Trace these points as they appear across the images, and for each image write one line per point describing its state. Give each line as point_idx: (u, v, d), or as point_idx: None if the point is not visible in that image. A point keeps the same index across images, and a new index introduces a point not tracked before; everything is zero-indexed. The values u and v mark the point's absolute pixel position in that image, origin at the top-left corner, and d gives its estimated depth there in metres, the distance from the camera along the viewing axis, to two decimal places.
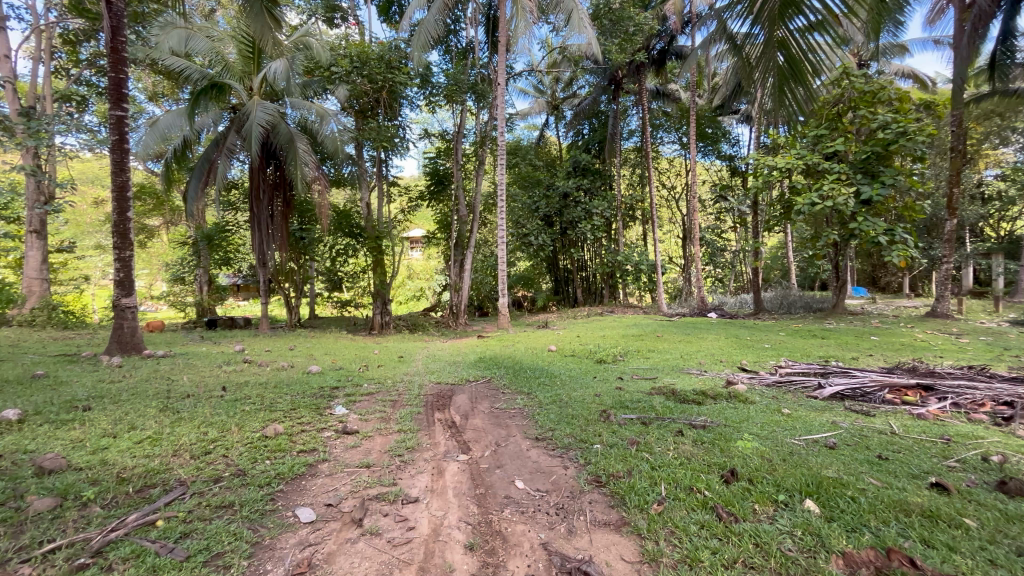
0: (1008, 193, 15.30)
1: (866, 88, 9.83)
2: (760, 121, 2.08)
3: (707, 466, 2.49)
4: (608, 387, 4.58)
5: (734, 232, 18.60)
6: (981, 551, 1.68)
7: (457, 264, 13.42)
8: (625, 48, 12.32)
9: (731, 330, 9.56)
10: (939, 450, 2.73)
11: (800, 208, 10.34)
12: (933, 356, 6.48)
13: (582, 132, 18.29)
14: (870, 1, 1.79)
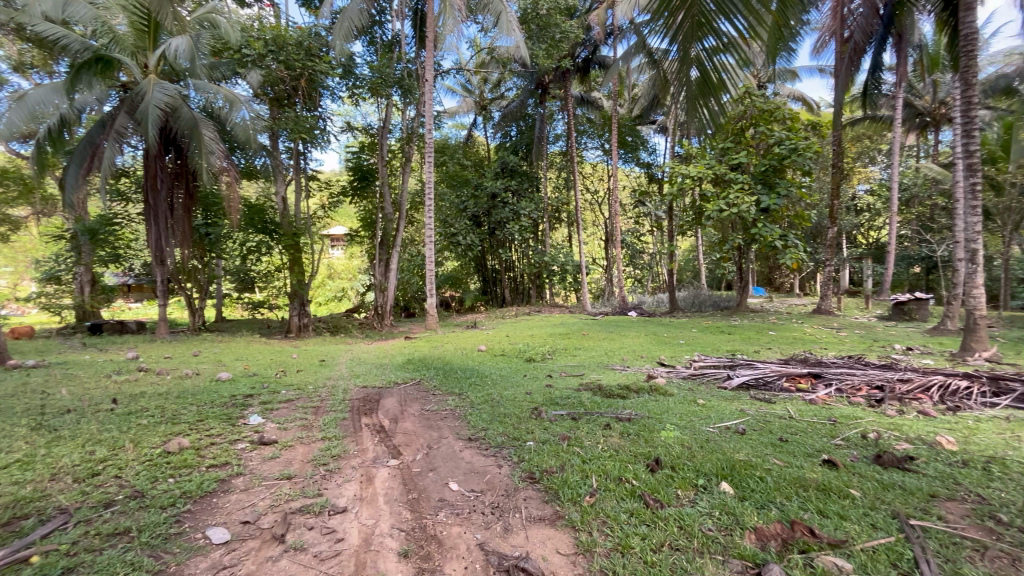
0: (876, 206, 17.67)
1: (765, 107, 10.86)
2: (675, 132, 2.21)
3: (634, 457, 2.61)
4: (538, 385, 4.65)
5: (651, 235, 19.79)
6: (866, 517, 1.92)
7: (382, 263, 12.99)
8: (552, 53, 12.61)
9: (649, 327, 10.17)
10: (828, 431, 3.09)
11: (710, 214, 11.22)
12: (819, 347, 7.32)
13: (509, 135, 18.25)
14: (768, 30, 1.98)
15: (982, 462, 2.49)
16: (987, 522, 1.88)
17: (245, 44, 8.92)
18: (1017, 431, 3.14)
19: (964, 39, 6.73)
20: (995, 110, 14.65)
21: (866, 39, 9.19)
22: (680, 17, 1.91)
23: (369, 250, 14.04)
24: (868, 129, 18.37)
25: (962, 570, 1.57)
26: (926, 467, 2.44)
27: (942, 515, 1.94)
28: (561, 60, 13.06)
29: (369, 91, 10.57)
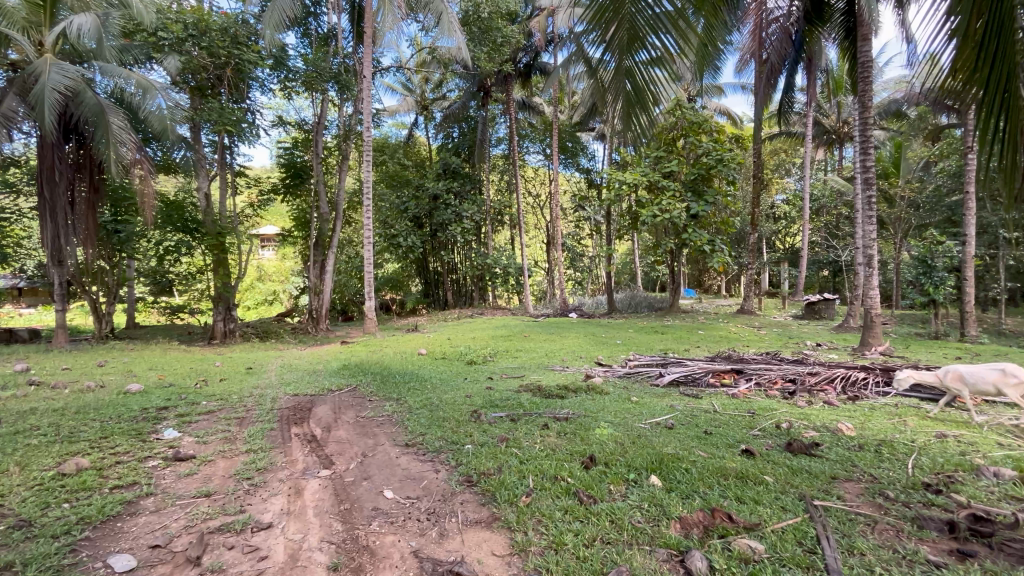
0: (790, 214, 19.28)
1: (694, 119, 11.56)
2: (612, 140, 2.30)
3: (570, 455, 2.67)
4: (478, 388, 4.64)
5: (591, 239, 20.38)
6: (777, 501, 2.08)
7: (317, 265, 12.43)
8: (493, 57, 12.62)
9: (589, 328, 10.46)
10: (748, 422, 3.32)
11: (645, 219, 11.72)
12: (742, 345, 7.86)
13: (452, 136, 18.10)
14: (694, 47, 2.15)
15: (874, 445, 2.78)
16: (878, 499, 2.10)
17: (161, 26, 8.23)
18: (903, 417, 3.54)
19: (861, 66, 7.50)
20: (887, 131, 16.45)
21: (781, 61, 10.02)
22: (614, 29, 2.03)
23: (303, 251, 13.37)
24: (784, 143, 20.03)
25: (857, 543, 1.74)
26: (828, 452, 2.69)
27: (841, 494, 2.15)
28: (504, 64, 13.16)
29: (304, 85, 10.08)
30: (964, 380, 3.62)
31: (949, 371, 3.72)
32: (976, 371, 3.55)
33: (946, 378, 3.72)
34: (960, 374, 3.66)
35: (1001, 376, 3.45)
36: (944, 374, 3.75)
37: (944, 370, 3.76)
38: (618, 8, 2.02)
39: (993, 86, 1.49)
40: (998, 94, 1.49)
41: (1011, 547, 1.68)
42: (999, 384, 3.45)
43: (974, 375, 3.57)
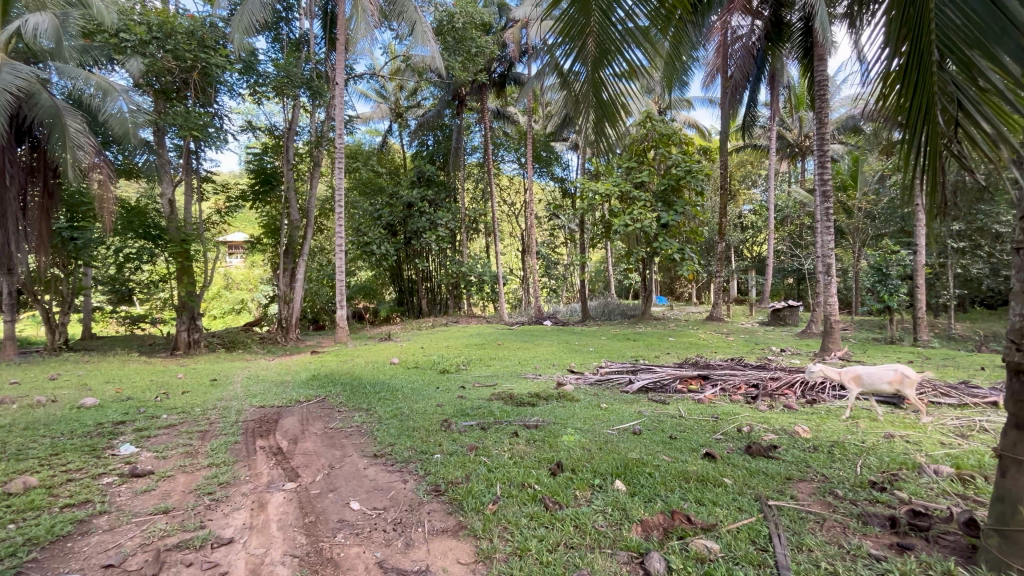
0: (757, 224, 19.96)
1: (664, 132, 11.90)
2: (584, 150, 2.38)
3: (538, 462, 2.71)
4: (450, 397, 4.63)
5: (565, 247, 20.61)
6: (734, 501, 2.16)
7: (287, 273, 12.18)
8: (468, 66, 12.69)
9: (562, 336, 10.55)
10: (711, 427, 3.42)
11: (617, 228, 11.94)
12: (710, 352, 8.07)
13: (426, 143, 18.06)
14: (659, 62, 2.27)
15: (827, 446, 2.91)
16: (828, 498, 2.22)
17: (124, 27, 7.99)
18: (856, 419, 3.71)
19: (818, 85, 7.89)
20: (845, 145, 17.25)
21: (744, 78, 10.43)
22: (585, 42, 2.10)
23: (273, 259, 13.07)
24: (750, 156, 20.76)
25: (805, 540, 1.84)
26: (785, 453, 2.80)
27: (794, 494, 2.26)
28: (478, 73, 13.26)
29: (274, 90, 9.90)
30: (862, 380, 3.88)
31: (849, 371, 3.93)
32: (873, 372, 3.79)
33: (846, 378, 3.94)
34: (859, 375, 3.90)
35: (896, 376, 3.74)
36: (844, 375, 3.99)
37: (845, 370, 3.96)
38: (588, 20, 2.08)
39: (914, 115, 1.38)
40: (919, 126, 1.37)
41: (944, 539, 1.85)
42: (893, 384, 3.72)
43: (871, 375, 3.82)
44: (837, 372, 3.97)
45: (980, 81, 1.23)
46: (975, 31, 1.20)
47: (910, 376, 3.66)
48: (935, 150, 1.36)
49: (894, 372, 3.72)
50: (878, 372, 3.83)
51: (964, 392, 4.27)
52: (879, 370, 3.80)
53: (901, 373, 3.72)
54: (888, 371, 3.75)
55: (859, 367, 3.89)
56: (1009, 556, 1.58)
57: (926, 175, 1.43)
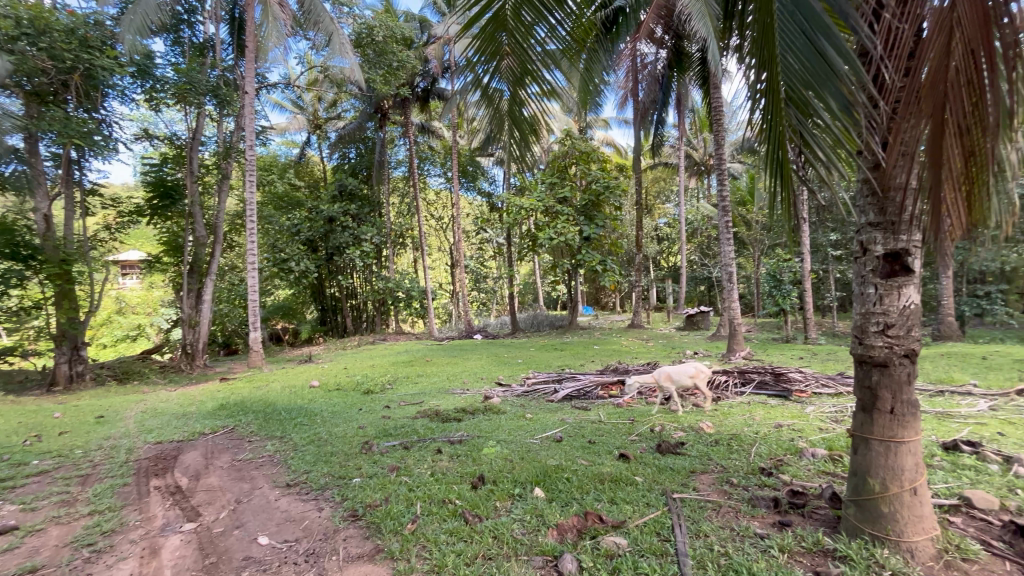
0: (670, 236, 21.45)
1: (583, 149, 12.52)
2: (509, 165, 2.48)
3: (460, 477, 2.72)
4: (373, 418, 4.48)
5: (494, 261, 20.79)
6: (643, 498, 2.33)
7: (193, 294, 11.21)
8: (389, 80, 12.51)
9: (492, 349, 10.56)
10: (627, 429, 3.63)
11: (542, 242, 12.27)
12: (631, 358, 8.51)
13: (348, 156, 17.50)
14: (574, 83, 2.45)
15: (726, 439, 3.20)
16: (725, 486, 2.46)
17: None
18: (752, 412, 4.10)
19: (715, 111, 8.69)
20: (742, 165, 19.08)
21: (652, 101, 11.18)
22: (507, 62, 2.20)
23: (175, 278, 11.90)
24: (663, 173, 22.31)
25: (703, 527, 2.04)
26: (691, 449, 3.04)
27: (696, 486, 2.48)
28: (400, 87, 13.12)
29: (174, 97, 9.14)
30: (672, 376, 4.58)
31: (664, 369, 4.58)
32: (681, 367, 4.55)
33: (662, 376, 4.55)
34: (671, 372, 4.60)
35: (695, 372, 4.66)
36: (660, 375, 4.64)
37: (660, 369, 4.60)
38: (510, 40, 2.18)
39: (771, 139, 1.60)
40: (775, 148, 1.60)
41: (815, 513, 2.13)
42: (694, 377, 4.60)
43: (679, 371, 4.57)
44: (656, 371, 4.57)
45: (816, 119, 1.46)
46: (810, 75, 1.42)
47: (703, 370, 4.62)
48: (787, 172, 1.57)
49: (694, 368, 4.61)
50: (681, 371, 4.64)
51: (839, 381, 4.87)
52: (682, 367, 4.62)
53: (697, 369, 4.65)
54: (690, 366, 4.62)
55: (671, 367, 4.60)
56: (863, 523, 1.88)
57: (781, 194, 1.66)
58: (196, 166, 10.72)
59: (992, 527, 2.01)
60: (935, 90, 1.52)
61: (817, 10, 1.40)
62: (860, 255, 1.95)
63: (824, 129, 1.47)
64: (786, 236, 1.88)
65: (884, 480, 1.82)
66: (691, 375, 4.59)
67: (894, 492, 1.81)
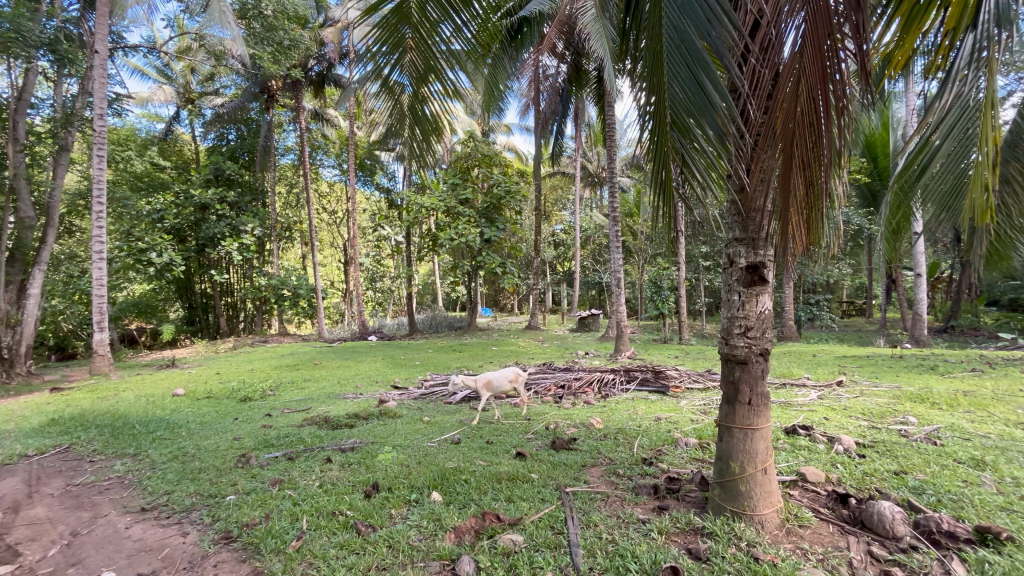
0: (566, 242, 22.58)
1: (485, 153, 12.67)
2: (409, 162, 2.40)
3: (352, 487, 2.58)
4: (252, 428, 4.06)
5: (392, 260, 20.09)
6: (538, 494, 2.41)
7: (14, 287, 9.23)
8: (278, 59, 11.48)
9: (387, 351, 10.14)
10: (524, 428, 3.73)
11: (442, 242, 12.15)
12: (528, 358, 8.78)
13: (226, 138, 15.73)
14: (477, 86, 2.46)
15: (613, 433, 3.44)
16: (612, 477, 2.64)
17: None
18: (635, 407, 4.47)
19: (609, 127, 9.31)
20: (630, 179, 20.75)
21: (553, 112, 11.67)
22: (411, 56, 2.14)
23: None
24: (561, 181, 23.44)
25: (593, 517, 2.17)
26: (582, 444, 3.22)
27: (587, 479, 2.64)
28: (291, 68, 12.15)
29: None
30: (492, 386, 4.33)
31: (483, 378, 4.29)
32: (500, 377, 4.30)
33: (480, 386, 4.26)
34: (490, 380, 4.33)
35: (513, 375, 4.44)
36: (480, 383, 4.35)
37: (479, 377, 4.30)
38: (413, 35, 2.12)
39: (659, 160, 1.76)
40: (660, 169, 1.76)
41: (687, 496, 2.38)
42: (514, 382, 4.43)
43: (499, 380, 4.33)
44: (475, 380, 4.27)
45: (692, 145, 1.63)
46: (691, 104, 1.58)
47: (523, 374, 4.46)
48: (669, 190, 1.74)
49: (514, 373, 4.41)
50: (502, 374, 4.42)
51: (707, 377, 5.50)
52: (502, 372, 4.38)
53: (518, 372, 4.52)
54: (510, 372, 4.45)
55: (491, 374, 4.33)
56: (725, 501, 2.13)
57: (663, 210, 1.83)
58: (23, 132, 8.83)
59: (820, 497, 2.42)
60: (787, 127, 1.79)
61: (697, 49, 1.54)
62: (727, 267, 2.21)
63: (701, 153, 1.63)
64: (669, 247, 2.08)
65: (742, 462, 2.08)
66: (511, 380, 4.42)
67: (750, 473, 2.08)
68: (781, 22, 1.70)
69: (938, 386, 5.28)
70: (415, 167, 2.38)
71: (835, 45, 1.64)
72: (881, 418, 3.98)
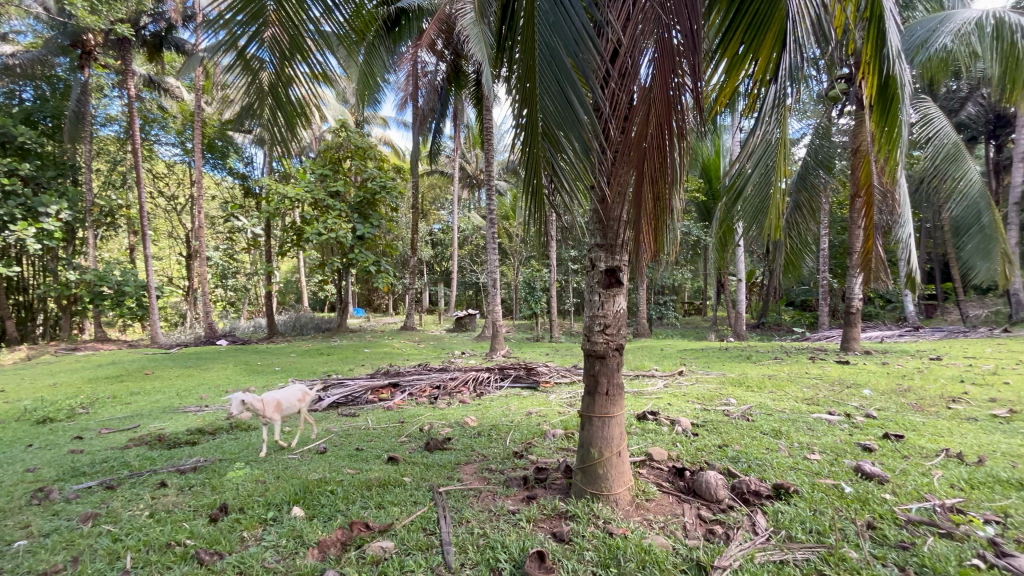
0: (443, 243, 22.53)
1: (359, 144, 12.05)
2: (271, 148, 2.16)
3: (193, 512, 2.26)
4: (52, 455, 3.31)
5: (248, 255, 18.01)
6: (410, 497, 2.37)
7: None
8: (98, 9, 9.52)
9: (240, 356, 9.04)
10: (397, 431, 3.63)
11: (309, 237, 11.18)
12: (402, 360, 8.57)
13: (19, 96, 12.67)
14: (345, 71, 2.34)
15: (487, 430, 3.54)
16: (484, 473, 2.71)
17: None
18: (509, 403, 4.65)
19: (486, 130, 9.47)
20: (507, 183, 21.46)
21: (431, 109, 11.50)
22: (274, 32, 1.96)
23: None
24: (439, 181, 23.32)
25: (465, 514, 2.19)
26: (456, 443, 3.25)
27: (460, 476, 2.66)
28: (117, 24, 10.17)
29: None
30: (282, 409, 3.47)
31: (271, 400, 3.38)
32: (293, 397, 3.51)
33: (270, 410, 3.34)
34: (279, 402, 3.47)
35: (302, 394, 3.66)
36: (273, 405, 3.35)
37: (266, 399, 3.38)
38: (275, 9, 1.94)
39: (530, 168, 1.85)
40: (531, 176, 1.86)
41: (553, 483, 2.55)
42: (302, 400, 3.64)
43: (290, 400, 3.52)
44: (263, 403, 3.31)
45: (562, 156, 1.76)
46: (560, 119, 1.70)
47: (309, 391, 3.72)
48: (540, 198, 1.84)
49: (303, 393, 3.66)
50: (291, 395, 3.55)
51: (573, 372, 5.93)
52: (288, 392, 3.59)
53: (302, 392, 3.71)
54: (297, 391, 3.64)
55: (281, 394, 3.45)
56: (586, 485, 2.32)
57: (535, 214, 1.92)
58: None
59: (663, 472, 2.76)
60: (640, 147, 2.02)
61: (565, 66, 1.66)
62: (590, 269, 2.41)
63: (569, 163, 1.77)
64: (539, 251, 2.20)
65: (601, 447, 2.28)
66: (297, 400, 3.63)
67: (607, 457, 2.29)
68: (637, 53, 1.92)
69: (751, 372, 6.38)
70: (277, 154, 2.17)
71: (678, 82, 1.91)
72: (710, 401, 4.71)
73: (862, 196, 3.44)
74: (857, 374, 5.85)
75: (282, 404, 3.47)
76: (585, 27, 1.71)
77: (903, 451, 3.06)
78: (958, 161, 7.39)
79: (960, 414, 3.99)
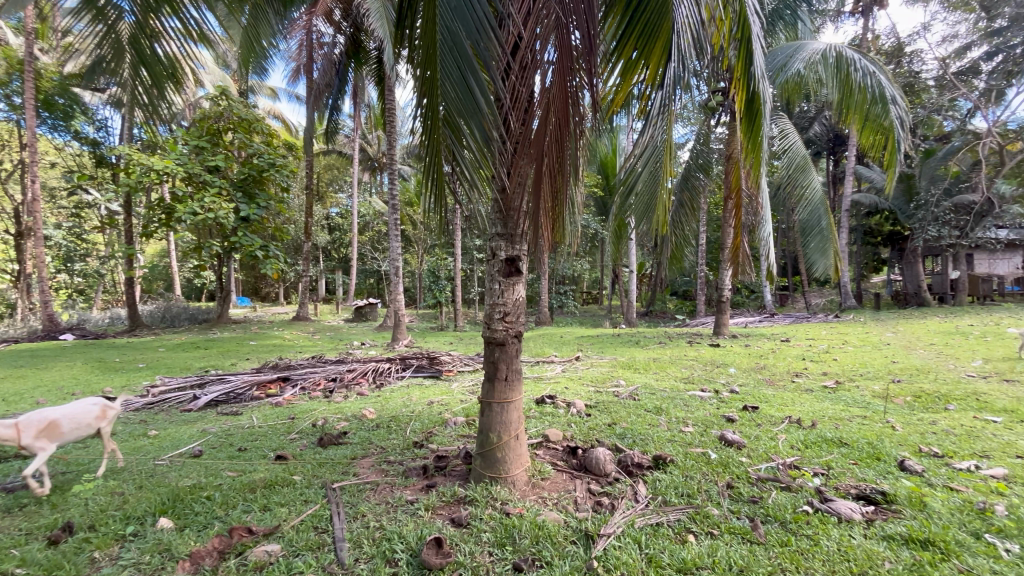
0: (342, 228, 21.28)
1: (243, 116, 10.87)
2: (134, 108, 1.99)
3: (26, 536, 1.91)
4: None
5: (102, 234, 15.44)
6: (300, 496, 2.24)
7: None
8: None
9: (92, 353, 7.77)
10: (287, 428, 3.40)
11: (181, 216, 9.77)
12: (294, 352, 8.00)
13: None
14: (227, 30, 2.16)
15: (386, 422, 3.45)
16: (382, 465, 2.64)
17: None
18: (410, 394, 4.57)
19: (388, 112, 9.06)
20: (410, 168, 20.82)
21: (328, 84, 10.73)
22: None
23: None
24: (337, 161, 21.95)
25: (361, 509, 2.13)
26: (352, 437, 3.12)
27: (356, 471, 2.57)
28: None
29: None
30: (64, 432, 2.44)
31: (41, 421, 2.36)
32: (82, 417, 2.51)
33: (37, 437, 2.32)
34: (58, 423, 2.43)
35: (100, 411, 2.64)
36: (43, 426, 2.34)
37: (30, 421, 2.34)
38: None
39: (429, 155, 1.81)
40: (431, 162, 1.82)
41: (453, 470, 2.57)
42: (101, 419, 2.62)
43: (79, 421, 2.51)
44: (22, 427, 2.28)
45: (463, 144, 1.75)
46: (460, 106, 1.69)
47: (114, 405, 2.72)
48: (440, 185, 1.82)
49: (102, 408, 2.64)
50: (80, 413, 2.53)
51: (475, 360, 6.00)
52: (77, 409, 2.56)
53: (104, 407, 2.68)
54: (93, 406, 2.62)
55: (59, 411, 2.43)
56: (485, 469, 2.37)
57: (435, 201, 1.89)
58: None
59: (558, 452, 2.92)
60: (540, 140, 2.07)
61: (466, 52, 1.67)
62: (491, 259, 2.44)
63: (471, 152, 1.76)
64: (440, 239, 2.16)
65: (500, 432, 2.35)
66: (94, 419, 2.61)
67: (505, 440, 2.36)
68: (538, 48, 1.97)
69: (639, 355, 6.95)
70: (141, 116, 2.03)
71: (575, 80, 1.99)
72: (602, 383, 5.05)
73: (733, 199, 3.88)
74: (724, 355, 6.65)
75: (65, 425, 2.45)
76: (486, 17, 1.72)
77: (757, 420, 3.56)
78: (805, 171, 8.80)
79: (800, 385, 4.74)
